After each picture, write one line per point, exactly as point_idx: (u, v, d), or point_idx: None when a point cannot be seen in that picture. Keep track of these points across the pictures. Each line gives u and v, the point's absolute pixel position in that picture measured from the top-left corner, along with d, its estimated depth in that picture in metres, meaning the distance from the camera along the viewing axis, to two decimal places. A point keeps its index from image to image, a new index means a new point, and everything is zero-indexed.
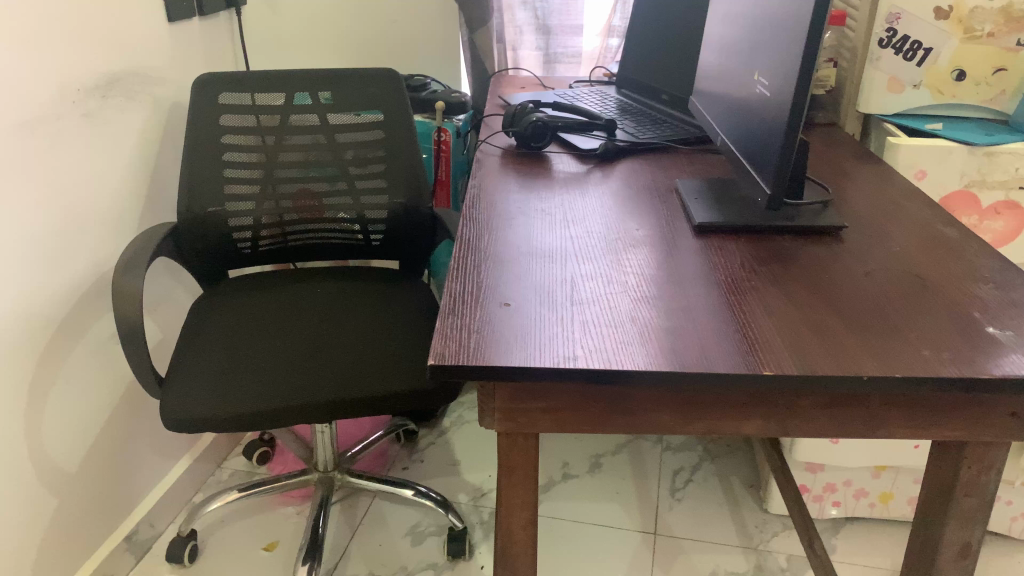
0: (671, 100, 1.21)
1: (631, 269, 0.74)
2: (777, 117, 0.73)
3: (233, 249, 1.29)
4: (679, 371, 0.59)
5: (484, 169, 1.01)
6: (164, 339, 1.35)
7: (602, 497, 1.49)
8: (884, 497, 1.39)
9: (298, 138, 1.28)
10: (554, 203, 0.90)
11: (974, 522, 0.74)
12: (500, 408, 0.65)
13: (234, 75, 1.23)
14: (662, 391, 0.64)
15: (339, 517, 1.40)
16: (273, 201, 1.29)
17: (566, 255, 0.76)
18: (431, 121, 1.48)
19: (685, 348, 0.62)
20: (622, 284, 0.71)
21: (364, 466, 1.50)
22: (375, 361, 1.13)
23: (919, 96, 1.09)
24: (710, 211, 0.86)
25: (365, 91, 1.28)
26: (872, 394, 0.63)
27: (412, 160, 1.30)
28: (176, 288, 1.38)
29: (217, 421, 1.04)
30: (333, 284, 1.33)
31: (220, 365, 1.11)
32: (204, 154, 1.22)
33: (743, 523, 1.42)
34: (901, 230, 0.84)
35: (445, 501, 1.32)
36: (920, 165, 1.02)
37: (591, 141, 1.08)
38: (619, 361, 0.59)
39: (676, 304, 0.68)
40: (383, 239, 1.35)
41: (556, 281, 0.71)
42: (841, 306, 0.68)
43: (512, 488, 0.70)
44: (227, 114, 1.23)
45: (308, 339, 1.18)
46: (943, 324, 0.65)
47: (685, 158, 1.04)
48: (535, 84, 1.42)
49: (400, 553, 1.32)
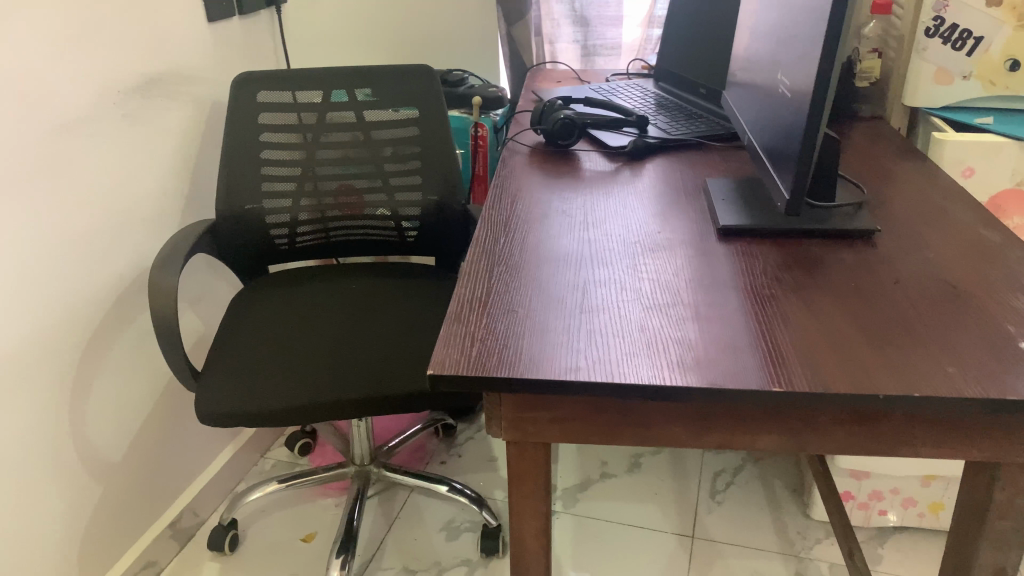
0: (707, 94, 1.17)
1: (647, 275, 0.72)
2: (796, 115, 0.70)
3: (271, 246, 1.31)
4: (684, 385, 0.57)
5: (510, 168, 1.00)
6: (206, 333, 1.38)
7: (640, 498, 1.47)
8: (933, 507, 1.35)
9: (335, 135, 1.29)
10: (577, 204, 0.89)
11: (1009, 546, 0.71)
12: (507, 417, 0.64)
13: (273, 73, 1.24)
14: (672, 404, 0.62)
15: (376, 511, 1.42)
16: (309, 198, 1.30)
17: (582, 260, 0.75)
18: (467, 116, 1.47)
19: (693, 360, 0.60)
20: (635, 291, 0.69)
21: (402, 461, 1.51)
22: (402, 361, 1.13)
23: (968, 88, 1.03)
24: (738, 213, 0.84)
25: (402, 88, 1.28)
26: (893, 411, 0.60)
27: (446, 157, 1.30)
28: (218, 283, 1.41)
29: (248, 418, 1.05)
30: (369, 281, 1.34)
31: (254, 362, 1.13)
32: (243, 152, 1.24)
33: (784, 529, 1.39)
34: (939, 233, 0.80)
35: (478, 498, 1.33)
36: (968, 162, 0.97)
37: (621, 138, 1.06)
38: (622, 374, 0.58)
39: (690, 313, 0.66)
40: (418, 235, 1.35)
41: (568, 287, 0.70)
42: (863, 317, 0.66)
43: (522, 498, 0.70)
44: (266, 112, 1.24)
45: (338, 337, 1.18)
46: (972, 337, 0.62)
47: (718, 155, 1.01)
48: (572, 78, 1.40)
49: (434, 548, 1.33)
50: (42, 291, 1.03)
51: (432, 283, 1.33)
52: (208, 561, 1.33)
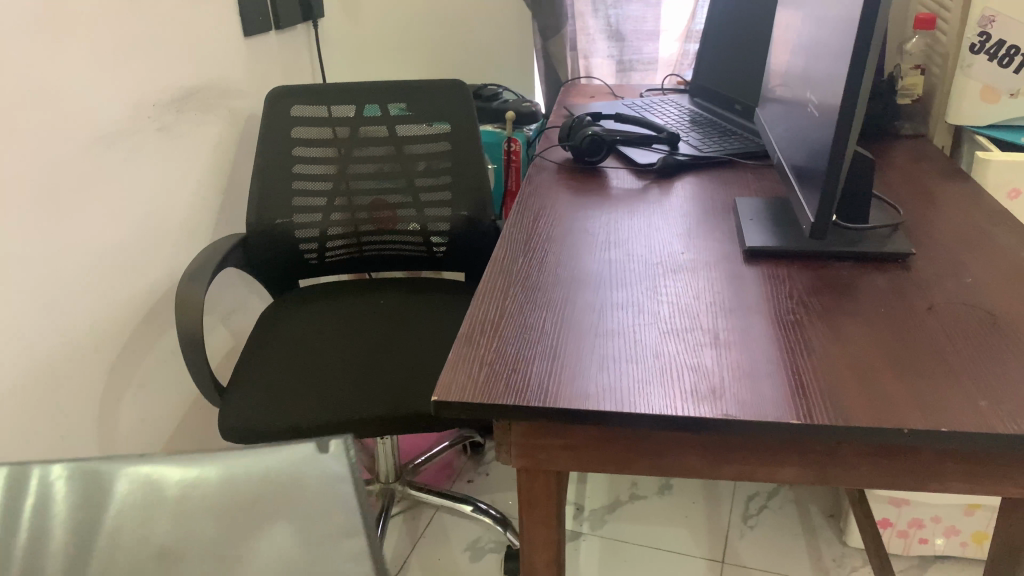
0: (743, 111, 1.14)
1: (667, 297, 0.70)
2: (825, 135, 0.67)
3: (301, 259, 1.31)
4: (696, 415, 0.55)
5: (536, 185, 0.98)
6: (236, 346, 1.39)
7: (670, 520, 1.44)
8: (978, 536, 1.29)
9: (367, 150, 1.28)
10: (602, 222, 0.87)
11: None
12: (517, 443, 0.62)
13: (307, 87, 1.25)
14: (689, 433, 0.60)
15: (402, 528, 1.41)
16: (341, 213, 1.30)
17: (601, 280, 0.73)
18: (501, 131, 1.45)
19: (708, 388, 0.57)
20: (653, 314, 0.67)
21: (429, 477, 1.50)
22: (429, 378, 1.12)
23: (1018, 105, 0.99)
24: (767, 234, 0.81)
25: (435, 102, 1.27)
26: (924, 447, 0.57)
27: (477, 172, 1.28)
28: (250, 296, 1.42)
29: (269, 431, 1.04)
30: (398, 296, 1.34)
31: (280, 377, 1.12)
32: (275, 166, 1.24)
33: (819, 556, 1.34)
34: (979, 257, 0.76)
35: (504, 518, 1.31)
36: (1014, 183, 0.92)
37: (650, 155, 1.04)
38: (632, 401, 0.56)
39: (709, 338, 0.64)
40: (447, 250, 1.33)
41: (584, 309, 0.68)
42: (892, 346, 0.62)
43: (533, 525, 0.68)
44: (300, 126, 1.25)
45: (365, 352, 1.18)
46: (1009, 369, 0.59)
47: (750, 172, 0.99)
48: (606, 92, 1.39)
49: (457, 567, 1.31)
50: (74, 300, 1.04)
51: (462, 299, 1.32)
52: None
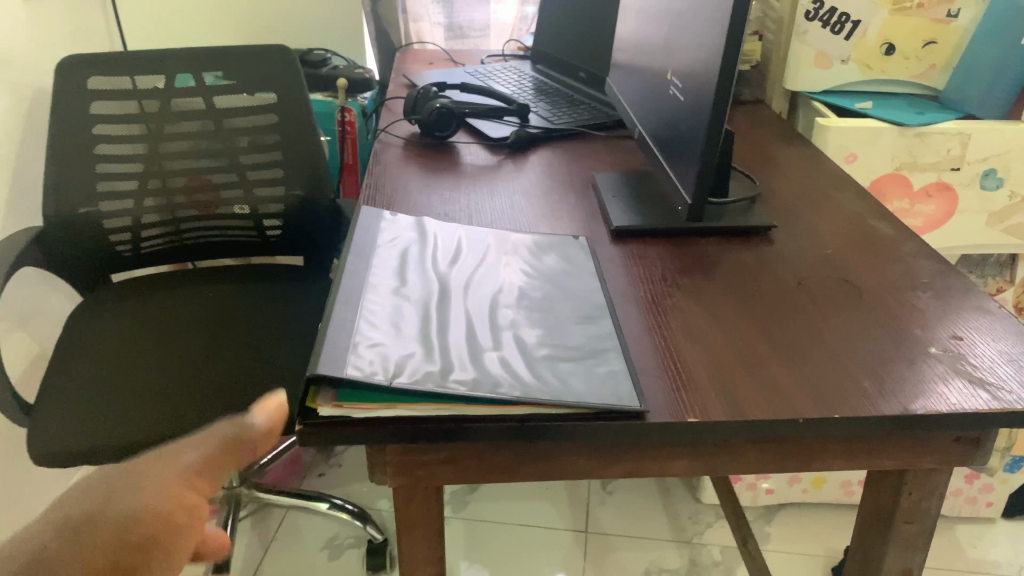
0: (588, 78, 1.13)
1: (544, 274, 0.66)
2: (691, 117, 0.63)
3: (112, 254, 1.14)
4: (610, 404, 0.51)
5: (382, 163, 0.90)
6: (41, 354, 1.19)
7: (529, 495, 1.43)
8: (816, 481, 1.35)
9: (184, 124, 1.12)
10: (461, 201, 0.82)
11: (915, 549, 0.68)
12: (392, 463, 0.56)
13: (108, 55, 1.06)
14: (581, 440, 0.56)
15: (250, 534, 1.31)
16: (155, 197, 1.14)
17: (481, 249, 0.69)
18: (332, 100, 1.35)
19: (616, 370, 0.54)
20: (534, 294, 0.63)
21: (276, 478, 1.40)
22: (233, 375, 1.00)
23: (847, 72, 1.03)
24: (631, 212, 0.79)
25: (257, 68, 1.11)
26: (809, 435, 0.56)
27: (311, 144, 1.15)
28: (54, 295, 1.22)
29: (95, 456, 0.90)
30: (223, 289, 1.17)
31: (135, 398, 0.96)
32: (70, 147, 1.06)
33: (675, 514, 1.38)
34: (829, 225, 0.78)
35: (362, 512, 1.25)
36: (850, 148, 0.97)
37: (502, 127, 1.00)
38: None
39: (609, 320, 0.60)
40: (282, 234, 1.21)
41: (466, 283, 0.62)
42: (769, 323, 0.62)
43: (413, 544, 0.62)
44: (98, 100, 1.06)
45: (154, 356, 1.02)
46: (884, 347, 0.59)
47: (603, 144, 0.97)
48: (444, 58, 1.33)
49: (315, 570, 1.24)
50: None
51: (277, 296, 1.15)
52: None
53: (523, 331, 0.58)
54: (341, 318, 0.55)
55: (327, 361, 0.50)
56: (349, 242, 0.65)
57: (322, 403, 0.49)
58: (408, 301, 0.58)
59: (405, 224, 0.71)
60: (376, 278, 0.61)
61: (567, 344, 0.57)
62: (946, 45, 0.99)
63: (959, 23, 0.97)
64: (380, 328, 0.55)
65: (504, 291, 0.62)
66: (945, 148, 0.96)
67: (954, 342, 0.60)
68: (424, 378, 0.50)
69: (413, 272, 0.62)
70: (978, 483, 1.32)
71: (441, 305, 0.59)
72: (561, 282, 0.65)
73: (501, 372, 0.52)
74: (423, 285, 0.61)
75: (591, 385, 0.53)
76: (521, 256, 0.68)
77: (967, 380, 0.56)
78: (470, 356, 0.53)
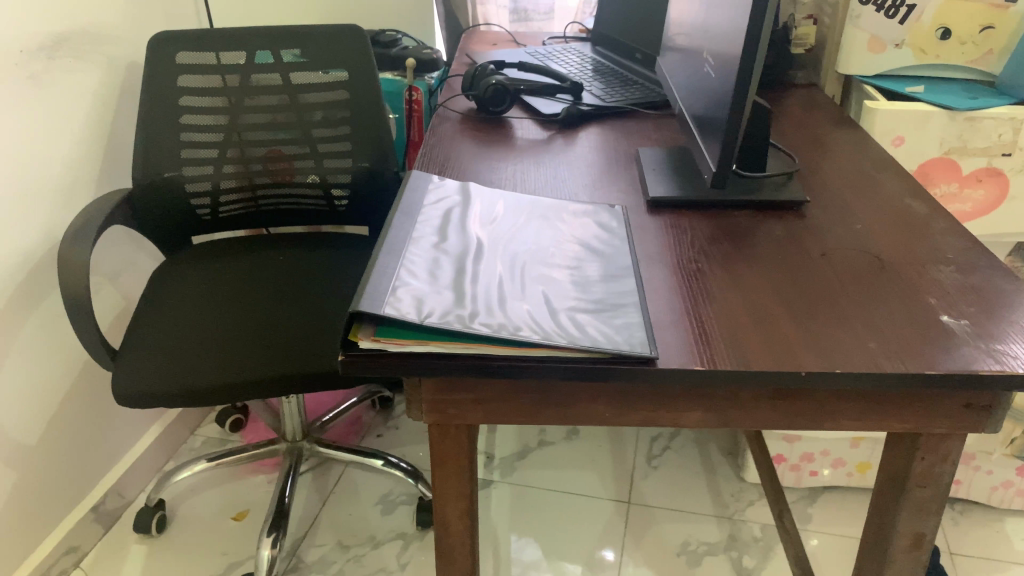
0: (645, 59, 1.16)
1: (576, 237, 0.70)
2: (723, 91, 0.67)
3: (192, 217, 1.23)
4: (623, 351, 0.55)
5: (439, 135, 0.96)
6: (127, 308, 1.29)
7: (576, 465, 1.47)
8: (862, 466, 1.35)
9: (261, 98, 1.20)
10: (508, 171, 0.87)
11: (928, 515, 0.70)
12: (427, 400, 0.62)
13: (195, 32, 1.14)
14: (599, 386, 0.60)
15: (310, 486, 1.39)
16: (233, 165, 1.23)
17: (520, 213, 0.73)
18: (401, 79, 1.42)
19: (634, 322, 0.59)
20: (564, 253, 0.67)
21: (337, 436, 1.48)
22: (296, 332, 1.08)
23: (900, 56, 1.04)
24: (670, 185, 0.82)
25: (331, 47, 1.18)
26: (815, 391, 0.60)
27: (377, 120, 1.22)
28: (141, 255, 1.32)
29: (171, 399, 0.99)
30: (293, 253, 1.25)
31: (205, 348, 1.04)
32: (159, 116, 1.15)
33: (718, 491, 1.41)
34: (864, 203, 0.80)
35: (414, 471, 1.32)
36: (898, 132, 0.98)
37: (555, 104, 1.04)
38: None
39: (633, 279, 0.64)
40: (349, 204, 1.28)
41: (502, 241, 0.67)
42: (788, 288, 0.65)
43: (445, 479, 0.68)
44: (185, 74, 1.15)
45: (225, 312, 1.11)
46: (897, 313, 0.62)
47: (652, 122, 1.00)
48: (508, 40, 1.37)
49: (369, 523, 1.31)
50: None
51: (341, 261, 1.23)
52: (135, 543, 1.25)
53: (550, 285, 0.62)
54: (385, 265, 0.60)
55: (368, 301, 0.56)
56: (398, 201, 0.71)
57: (363, 338, 0.55)
58: (446, 254, 0.64)
59: (452, 188, 0.76)
60: (420, 233, 0.66)
61: (590, 298, 0.61)
62: (1004, 31, 0.98)
63: (1018, 9, 0.96)
64: (419, 275, 0.60)
65: (537, 250, 0.67)
66: (996, 134, 0.96)
67: (969, 312, 0.62)
68: (452, 319, 0.56)
69: (454, 228, 0.68)
70: None
71: (477, 259, 0.64)
72: (592, 245, 0.69)
73: (525, 318, 0.57)
74: (462, 241, 0.66)
75: (608, 334, 0.57)
76: (558, 220, 0.73)
77: (974, 347, 0.58)
78: (498, 303, 0.59)
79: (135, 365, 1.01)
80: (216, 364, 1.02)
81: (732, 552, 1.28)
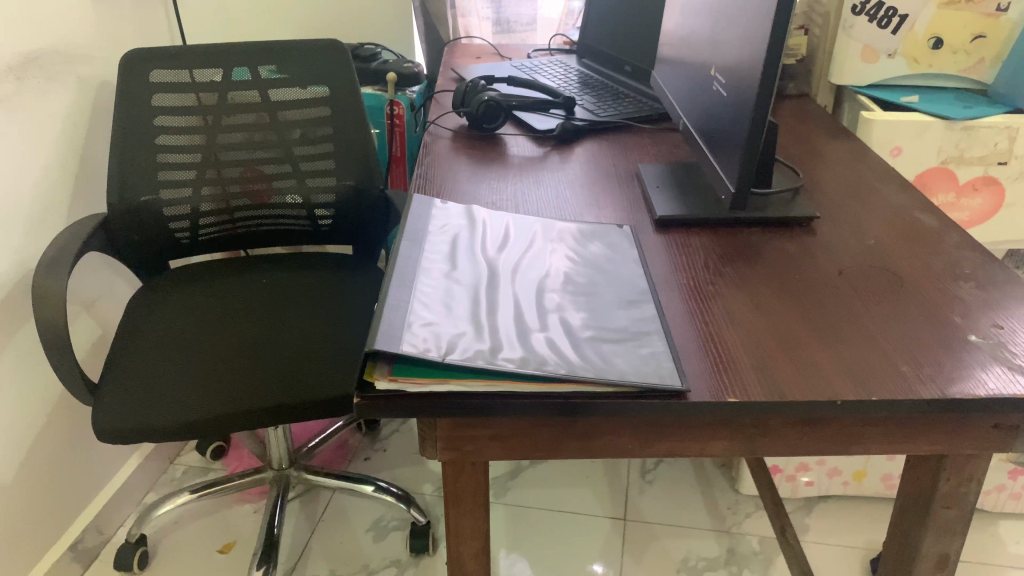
0: (635, 72, 1.15)
1: (587, 260, 0.68)
2: (736, 109, 0.65)
3: (171, 241, 1.19)
4: (652, 383, 0.53)
5: (432, 154, 0.93)
6: (104, 337, 1.24)
7: (569, 482, 1.45)
8: (858, 474, 1.35)
9: (240, 117, 1.16)
10: (508, 191, 0.84)
11: (952, 535, 0.69)
12: (442, 437, 0.59)
13: (170, 49, 1.10)
14: (621, 418, 0.58)
15: (299, 514, 1.35)
16: (212, 186, 1.18)
17: (528, 236, 0.71)
18: (382, 94, 1.39)
19: (659, 352, 0.56)
20: (577, 279, 0.65)
21: (324, 462, 1.44)
22: (285, 358, 1.04)
23: (894, 66, 1.03)
24: (675, 202, 0.80)
25: (311, 62, 1.15)
26: (846, 417, 0.58)
27: (361, 137, 1.19)
28: (116, 280, 1.27)
29: (158, 433, 0.95)
30: (277, 276, 1.21)
31: (190, 379, 1.00)
32: (134, 138, 1.10)
33: (714, 504, 1.40)
34: (873, 217, 0.79)
35: (406, 495, 1.28)
36: (896, 142, 0.97)
37: (548, 120, 1.02)
38: None
39: (652, 305, 0.62)
40: (333, 223, 1.25)
41: (514, 268, 0.65)
42: (810, 310, 0.63)
43: (460, 517, 0.65)
44: (160, 93, 1.11)
45: (210, 340, 1.07)
46: (923, 333, 0.60)
47: (648, 137, 0.99)
48: (491, 53, 1.35)
49: (362, 550, 1.28)
50: None
51: (327, 283, 1.19)
52: None
53: (569, 314, 0.60)
54: (397, 299, 0.58)
55: (384, 339, 0.53)
56: (403, 228, 0.68)
57: (381, 377, 0.52)
58: (459, 283, 0.61)
59: (455, 212, 0.73)
60: (429, 262, 0.63)
61: (611, 326, 0.59)
62: (996, 39, 0.98)
63: (1009, 17, 0.96)
64: (434, 308, 0.57)
65: (552, 277, 0.65)
66: (993, 142, 0.95)
67: (994, 330, 0.61)
68: (474, 355, 0.53)
69: (463, 256, 0.65)
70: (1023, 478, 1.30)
71: (490, 288, 0.61)
72: (606, 269, 0.67)
73: (548, 351, 0.55)
74: (473, 269, 0.63)
75: (634, 365, 0.55)
76: (568, 243, 0.71)
77: (1006, 367, 0.56)
78: (518, 335, 0.56)
79: (117, 400, 0.96)
80: (203, 395, 0.98)
81: (732, 566, 1.26)
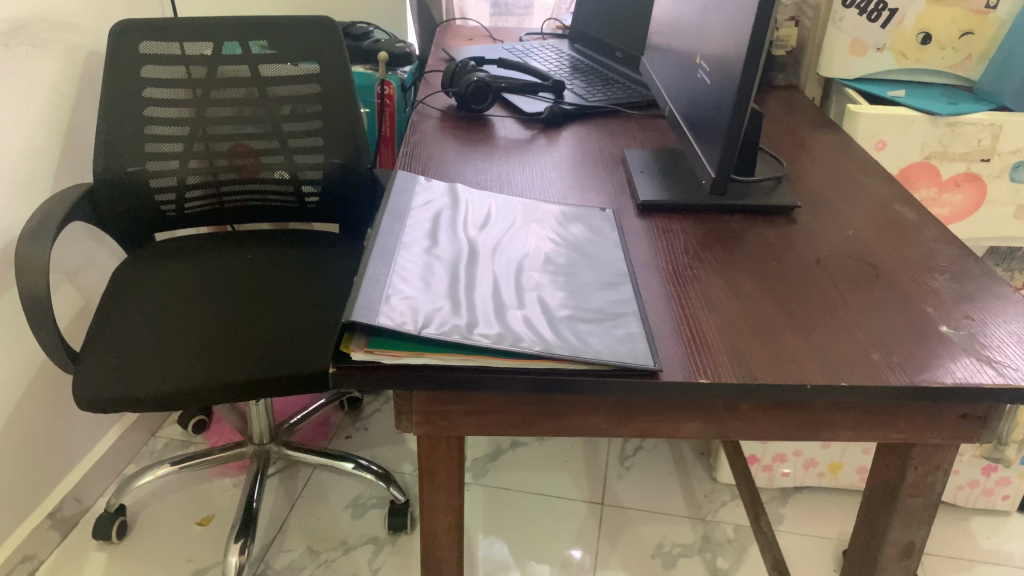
0: (626, 58, 1.15)
1: (568, 241, 0.69)
2: (719, 97, 0.66)
3: (157, 213, 1.18)
4: (625, 362, 0.53)
5: (420, 133, 0.93)
6: (86, 307, 1.24)
7: (549, 466, 1.46)
8: (833, 466, 1.36)
9: (229, 91, 1.16)
10: (494, 171, 0.85)
11: (918, 523, 0.70)
12: (417, 412, 0.60)
13: (160, 22, 1.10)
14: (596, 397, 0.58)
15: (279, 489, 1.36)
16: (199, 160, 1.18)
17: (510, 216, 0.71)
18: (373, 73, 1.39)
19: (636, 334, 0.57)
20: (557, 259, 0.65)
21: (306, 438, 1.45)
22: (268, 333, 1.04)
23: (882, 60, 1.04)
24: (658, 188, 0.81)
25: (303, 39, 1.15)
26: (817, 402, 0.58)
27: (350, 114, 1.18)
28: (100, 251, 1.27)
29: (139, 402, 0.95)
30: (262, 251, 1.21)
31: (172, 350, 1.00)
32: (121, 109, 1.10)
33: (691, 492, 1.41)
34: (853, 208, 0.80)
35: (386, 474, 1.28)
36: (880, 135, 0.98)
37: (536, 103, 1.02)
38: None
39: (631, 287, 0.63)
40: (320, 201, 1.25)
41: (494, 248, 0.65)
42: (786, 297, 0.64)
43: (435, 492, 0.66)
44: (149, 65, 1.10)
45: (192, 312, 1.07)
46: (896, 322, 0.61)
47: (635, 123, 0.99)
48: (484, 35, 1.35)
49: (341, 526, 1.29)
50: None
51: (313, 260, 1.19)
52: (94, 551, 1.20)
53: (547, 294, 0.60)
54: (375, 272, 0.58)
55: (361, 311, 0.53)
56: (386, 205, 0.68)
57: (358, 348, 0.53)
58: (439, 260, 0.62)
59: (439, 189, 0.74)
60: (410, 238, 0.64)
61: (589, 307, 0.59)
62: (984, 37, 0.99)
63: (997, 15, 0.97)
64: (413, 283, 0.58)
65: (532, 257, 0.65)
66: (977, 139, 0.96)
67: (966, 322, 0.62)
68: (450, 330, 0.54)
69: (444, 233, 0.65)
70: (995, 474, 1.32)
71: (469, 266, 0.62)
72: (585, 250, 0.68)
73: (523, 329, 0.55)
74: (453, 246, 0.64)
75: (609, 344, 0.55)
76: (548, 224, 0.71)
77: (975, 357, 0.57)
78: (494, 312, 0.56)
79: (97, 369, 0.96)
80: (183, 366, 0.98)
81: (706, 554, 1.28)
